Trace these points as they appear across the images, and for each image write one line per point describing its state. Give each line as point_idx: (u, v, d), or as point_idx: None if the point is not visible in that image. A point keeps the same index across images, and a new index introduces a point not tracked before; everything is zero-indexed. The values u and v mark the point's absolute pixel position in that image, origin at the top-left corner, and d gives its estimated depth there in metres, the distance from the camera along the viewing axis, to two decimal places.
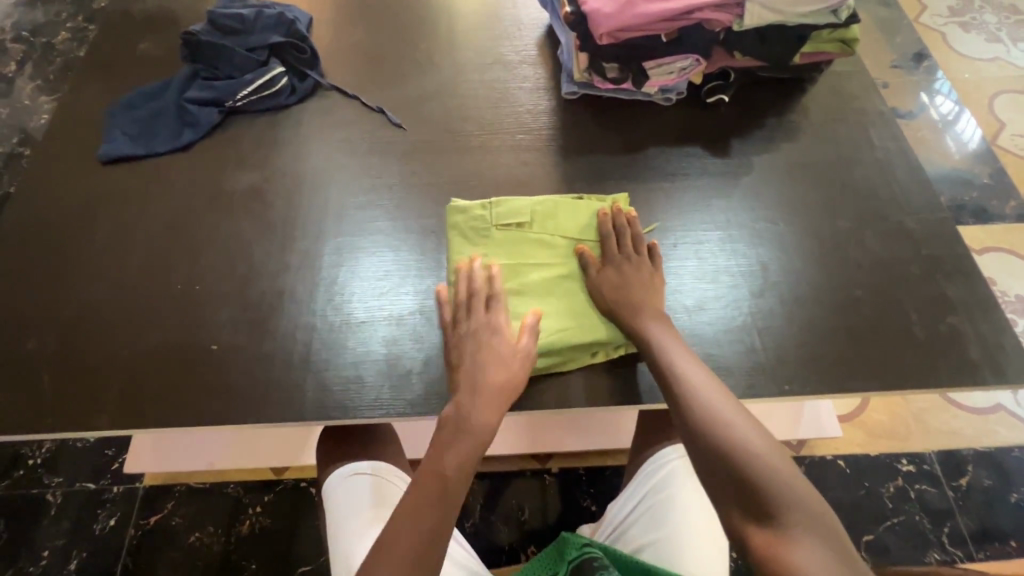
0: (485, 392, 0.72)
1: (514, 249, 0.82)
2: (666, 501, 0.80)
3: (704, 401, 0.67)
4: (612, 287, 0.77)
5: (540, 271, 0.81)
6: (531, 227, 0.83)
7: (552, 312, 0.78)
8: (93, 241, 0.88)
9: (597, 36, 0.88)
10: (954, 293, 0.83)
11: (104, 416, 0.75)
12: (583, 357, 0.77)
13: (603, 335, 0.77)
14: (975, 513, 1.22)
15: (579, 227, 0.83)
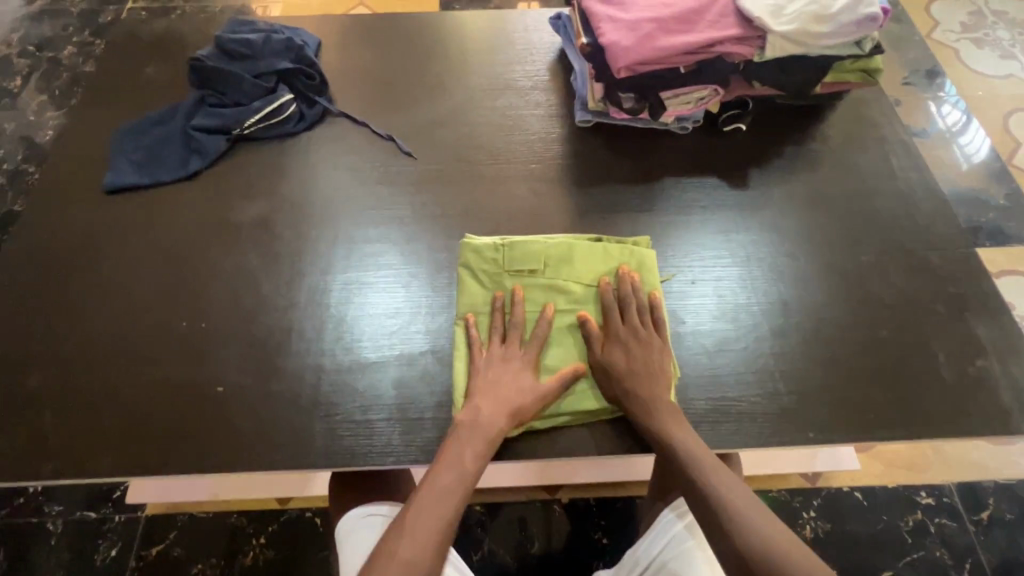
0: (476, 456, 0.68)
1: (526, 290, 0.79)
2: (669, 565, 0.78)
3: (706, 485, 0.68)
4: (611, 366, 0.74)
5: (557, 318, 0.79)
6: (544, 273, 0.80)
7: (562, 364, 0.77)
8: (97, 273, 0.86)
9: (616, 69, 0.87)
10: (983, 333, 0.81)
11: (106, 460, 0.73)
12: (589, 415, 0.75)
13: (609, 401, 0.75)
14: (997, 547, 1.19)
15: (596, 272, 0.81)
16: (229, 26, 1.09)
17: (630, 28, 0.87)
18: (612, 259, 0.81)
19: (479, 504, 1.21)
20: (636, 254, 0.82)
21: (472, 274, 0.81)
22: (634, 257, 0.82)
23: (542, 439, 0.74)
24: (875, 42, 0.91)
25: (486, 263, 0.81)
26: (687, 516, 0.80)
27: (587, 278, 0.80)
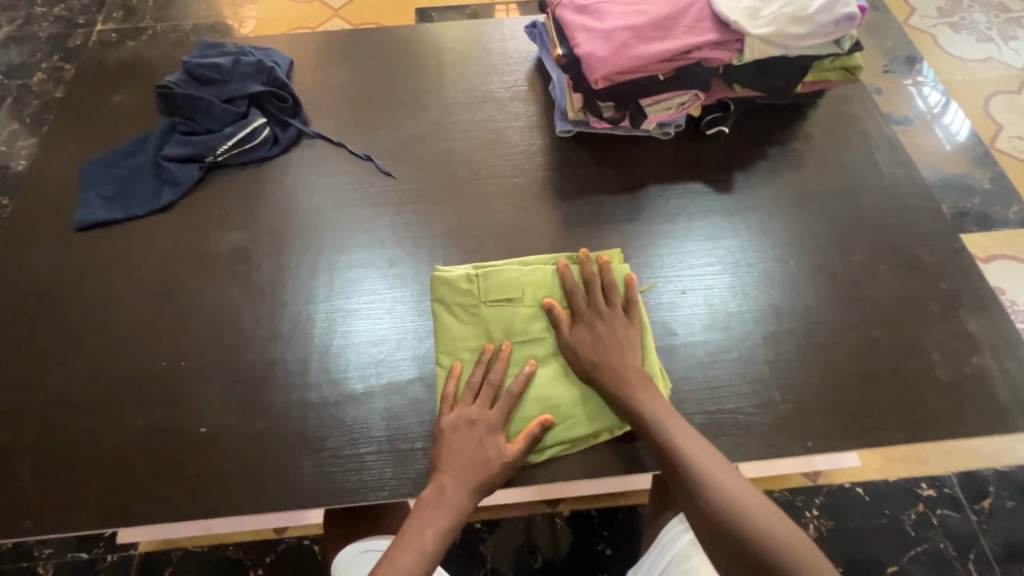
0: (454, 485, 0.68)
1: (507, 320, 0.78)
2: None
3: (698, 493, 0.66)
4: (578, 345, 0.75)
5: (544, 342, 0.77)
6: (523, 300, 0.79)
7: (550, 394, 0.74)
8: (72, 314, 0.84)
9: (593, 80, 0.85)
10: (977, 330, 0.80)
11: (88, 512, 0.70)
12: (585, 443, 0.74)
13: (601, 424, 0.73)
14: (1001, 536, 1.18)
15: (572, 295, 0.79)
16: (197, 50, 1.06)
17: (605, 37, 0.85)
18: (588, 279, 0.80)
19: (480, 522, 1.19)
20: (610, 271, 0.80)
21: (452, 303, 0.79)
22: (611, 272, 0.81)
23: (538, 462, 0.73)
24: (854, 40, 0.91)
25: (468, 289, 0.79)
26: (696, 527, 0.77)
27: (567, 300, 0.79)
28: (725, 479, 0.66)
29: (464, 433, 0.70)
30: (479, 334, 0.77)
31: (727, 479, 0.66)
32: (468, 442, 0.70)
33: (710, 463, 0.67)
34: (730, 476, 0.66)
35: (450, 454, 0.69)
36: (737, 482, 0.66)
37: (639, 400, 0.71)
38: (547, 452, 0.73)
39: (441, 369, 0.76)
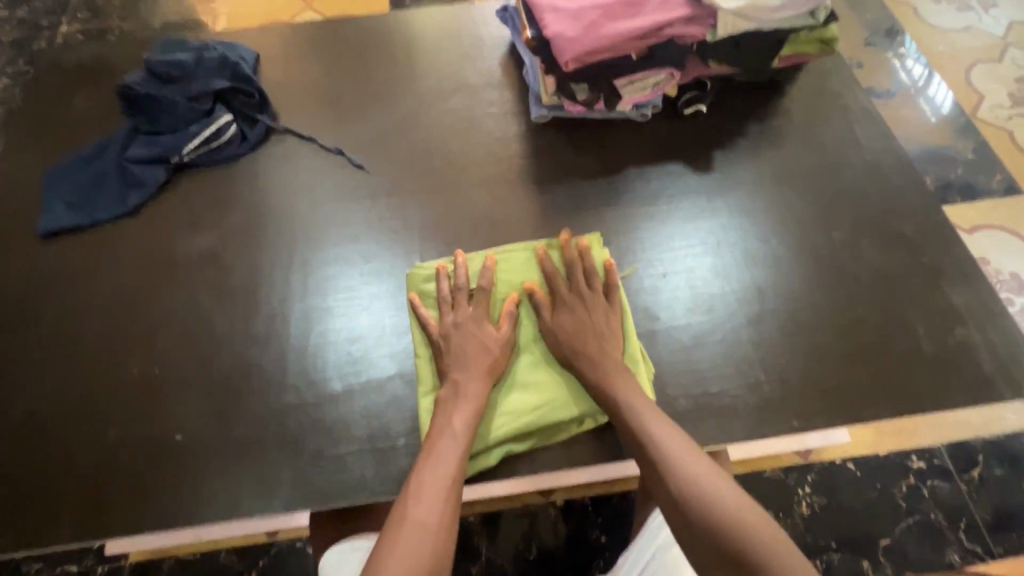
0: (454, 468, 0.64)
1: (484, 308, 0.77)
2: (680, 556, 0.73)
3: (675, 489, 0.63)
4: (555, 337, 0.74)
5: (524, 329, 0.76)
6: (500, 289, 0.78)
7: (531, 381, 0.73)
8: (39, 325, 0.81)
9: (563, 63, 0.83)
10: (961, 301, 0.79)
11: (63, 527, 0.68)
12: (567, 429, 0.73)
13: (581, 410, 0.72)
14: (991, 505, 1.19)
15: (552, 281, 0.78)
16: (158, 47, 1.03)
17: (575, 17, 0.83)
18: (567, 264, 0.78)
19: (474, 515, 1.18)
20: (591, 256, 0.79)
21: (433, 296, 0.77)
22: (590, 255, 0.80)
23: (522, 453, 0.72)
24: (829, 12, 0.89)
25: (445, 285, 0.76)
26: None
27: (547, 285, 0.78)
28: (708, 476, 0.63)
29: (460, 417, 0.67)
30: None
31: (710, 478, 0.63)
32: (463, 426, 0.67)
33: (691, 459, 0.64)
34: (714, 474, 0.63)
35: (444, 436, 0.66)
36: (719, 480, 0.63)
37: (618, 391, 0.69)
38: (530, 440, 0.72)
39: (421, 364, 0.74)
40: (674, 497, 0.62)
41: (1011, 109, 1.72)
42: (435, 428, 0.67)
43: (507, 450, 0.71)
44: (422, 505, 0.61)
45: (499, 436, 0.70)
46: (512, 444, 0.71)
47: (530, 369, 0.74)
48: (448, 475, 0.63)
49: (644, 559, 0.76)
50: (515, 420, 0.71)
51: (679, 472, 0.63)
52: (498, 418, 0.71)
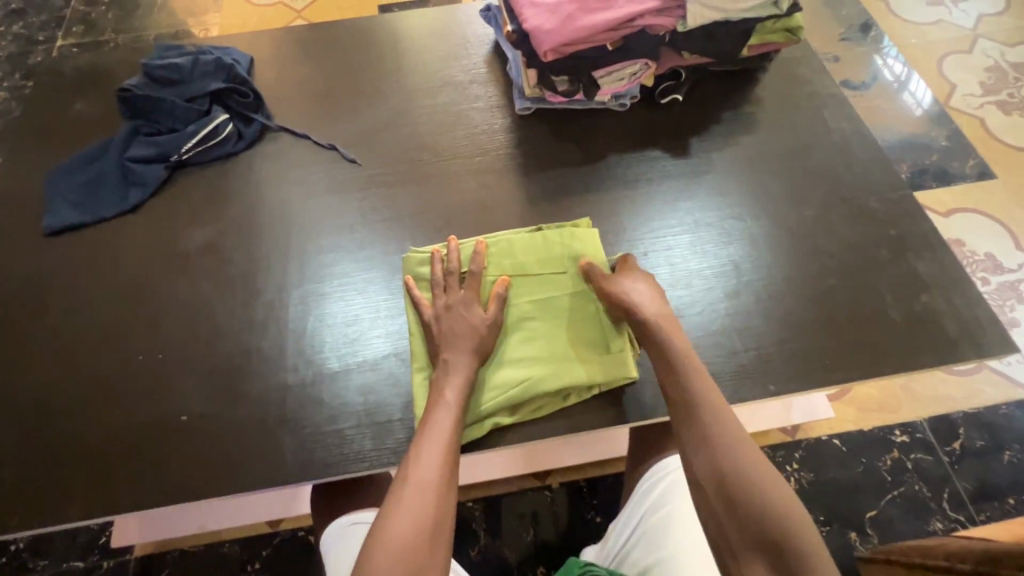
0: (450, 435, 0.67)
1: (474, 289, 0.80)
2: (665, 517, 0.76)
3: (706, 456, 0.64)
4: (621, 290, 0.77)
5: (512, 309, 0.80)
6: (489, 270, 0.81)
7: (521, 358, 0.77)
8: (46, 318, 0.85)
9: (542, 53, 0.88)
10: (925, 270, 0.84)
11: (75, 505, 0.71)
12: (553, 403, 0.77)
13: (568, 382, 0.75)
14: (971, 475, 1.23)
15: (540, 263, 0.82)
16: (156, 53, 1.07)
17: (552, 11, 0.88)
18: (555, 246, 0.83)
19: (472, 501, 1.21)
20: (577, 239, 0.83)
21: (426, 278, 0.81)
22: (575, 239, 0.84)
23: (511, 426, 0.75)
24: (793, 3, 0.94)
25: (439, 267, 0.80)
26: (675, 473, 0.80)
27: (535, 267, 0.82)
28: (759, 460, 0.63)
29: (451, 388, 0.71)
30: None
31: (763, 464, 0.63)
32: (455, 395, 0.70)
33: (747, 442, 0.64)
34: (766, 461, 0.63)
35: (439, 405, 0.69)
36: (758, 458, 0.63)
37: (686, 362, 0.71)
38: (519, 412, 0.76)
39: (414, 342, 0.78)
40: (704, 457, 0.64)
41: (982, 98, 1.78)
42: (429, 400, 0.71)
43: (494, 422, 0.74)
44: (422, 467, 0.64)
45: (487, 408, 0.74)
46: (498, 417, 0.74)
47: (519, 347, 0.78)
48: (447, 442, 0.67)
49: (632, 524, 0.79)
50: (502, 393, 0.74)
51: (718, 442, 0.64)
52: (487, 392, 0.74)
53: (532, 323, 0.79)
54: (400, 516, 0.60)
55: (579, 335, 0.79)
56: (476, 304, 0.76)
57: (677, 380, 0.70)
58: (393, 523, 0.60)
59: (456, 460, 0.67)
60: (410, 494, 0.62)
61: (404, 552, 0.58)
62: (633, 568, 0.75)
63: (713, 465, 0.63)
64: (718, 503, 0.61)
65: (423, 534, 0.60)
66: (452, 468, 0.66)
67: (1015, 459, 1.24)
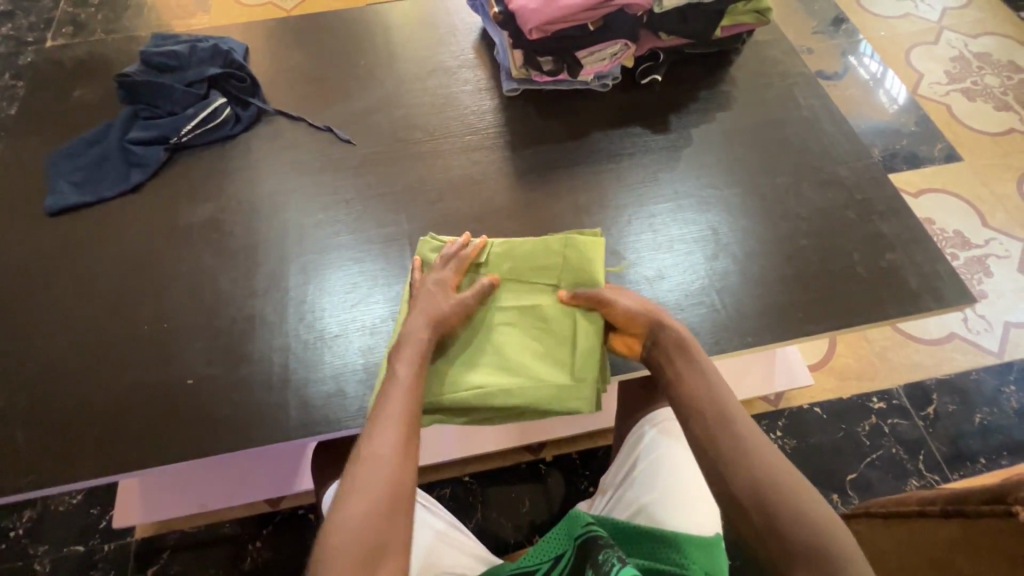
0: (406, 408, 0.67)
1: (474, 284, 0.82)
2: (654, 464, 0.81)
3: (731, 460, 0.62)
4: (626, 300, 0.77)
5: (497, 311, 0.82)
6: (489, 267, 0.83)
7: (491, 367, 0.79)
8: (50, 292, 0.87)
9: (527, 31, 0.92)
10: (889, 231, 0.89)
11: (85, 465, 0.74)
12: (508, 416, 0.80)
13: (528, 399, 0.77)
14: (945, 437, 1.29)
15: (531, 271, 0.83)
16: (154, 42, 1.10)
17: None
18: (551, 251, 0.82)
19: (468, 476, 1.24)
20: (574, 248, 0.81)
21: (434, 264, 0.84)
22: (577, 249, 0.81)
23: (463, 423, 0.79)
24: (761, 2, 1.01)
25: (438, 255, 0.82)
26: (663, 425, 0.85)
27: (528, 274, 0.83)
28: (789, 468, 0.61)
29: (401, 364, 0.70)
30: None
31: (793, 469, 0.61)
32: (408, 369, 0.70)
33: (774, 451, 0.63)
34: (796, 469, 0.61)
35: (393, 381, 0.69)
36: (787, 465, 0.61)
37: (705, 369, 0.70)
38: (473, 416, 0.79)
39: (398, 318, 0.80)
40: (728, 461, 0.62)
41: (949, 86, 1.86)
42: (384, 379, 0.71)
43: (443, 419, 0.78)
44: (379, 442, 0.64)
45: (444, 404, 0.77)
46: (448, 416, 0.78)
47: (489, 354, 0.80)
48: (403, 412, 0.67)
49: (621, 476, 0.83)
50: (460, 394, 0.77)
51: (740, 443, 0.63)
52: (449, 388, 0.77)
53: (511, 333, 0.81)
54: (360, 492, 0.60)
55: (551, 354, 0.80)
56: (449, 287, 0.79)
57: (695, 386, 0.69)
58: (352, 499, 0.60)
59: (416, 432, 0.67)
60: (368, 468, 0.62)
61: (364, 526, 0.58)
62: (623, 512, 0.79)
63: (746, 474, 0.61)
64: (757, 517, 0.59)
65: (386, 508, 0.60)
66: (411, 439, 0.66)
67: (985, 421, 1.31)
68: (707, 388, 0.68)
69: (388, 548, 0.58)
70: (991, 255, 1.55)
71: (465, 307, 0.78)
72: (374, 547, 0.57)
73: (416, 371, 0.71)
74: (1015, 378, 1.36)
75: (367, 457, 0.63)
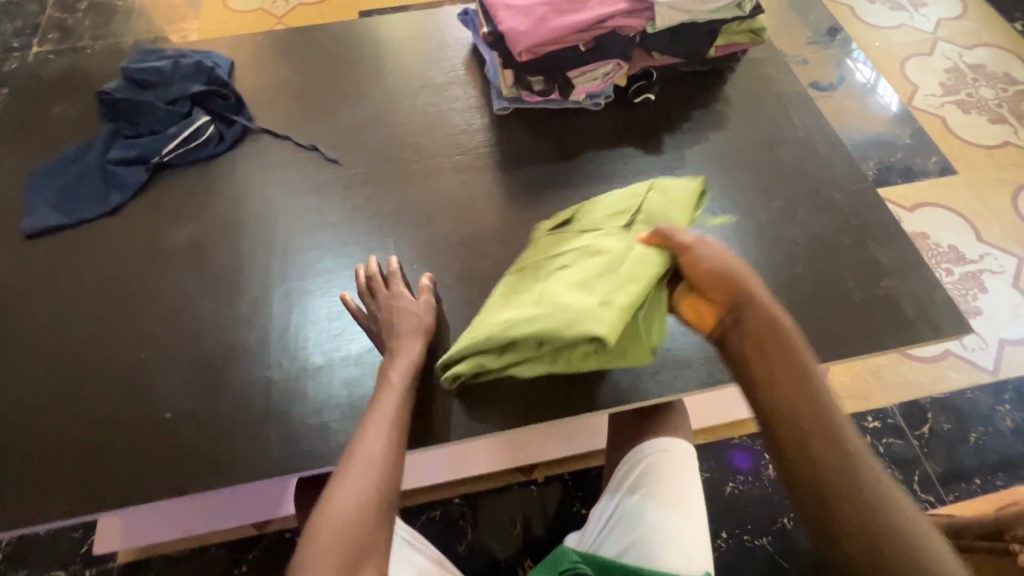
0: (399, 415, 0.68)
1: (558, 239, 0.84)
2: (647, 497, 0.79)
3: (839, 491, 0.51)
4: (711, 256, 0.67)
5: (561, 252, 0.80)
6: (579, 220, 0.85)
7: (527, 301, 0.75)
8: (25, 319, 0.84)
9: (516, 54, 0.90)
10: (885, 257, 0.88)
11: (57, 503, 0.71)
12: (528, 350, 0.72)
13: (547, 326, 0.69)
14: (940, 457, 1.28)
15: (612, 215, 0.82)
16: (136, 57, 1.07)
17: (526, 13, 0.90)
18: (635, 197, 0.82)
19: (459, 497, 1.22)
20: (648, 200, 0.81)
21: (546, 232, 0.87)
22: (661, 193, 0.82)
23: (493, 370, 0.73)
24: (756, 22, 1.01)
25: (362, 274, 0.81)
26: (655, 454, 0.83)
27: (605, 220, 0.82)
28: (915, 518, 0.49)
29: (394, 370, 0.71)
30: (533, 253, 0.84)
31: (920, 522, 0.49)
32: (400, 378, 0.71)
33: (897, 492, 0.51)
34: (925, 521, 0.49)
35: (387, 387, 0.70)
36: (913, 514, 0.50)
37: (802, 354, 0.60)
38: (503, 366, 0.73)
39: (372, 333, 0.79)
40: (836, 493, 0.51)
41: (943, 98, 1.86)
42: (377, 384, 0.72)
43: (471, 365, 0.73)
44: (368, 447, 0.65)
45: (457, 352, 0.73)
46: (479, 360, 0.73)
47: (533, 292, 0.76)
48: (395, 419, 0.68)
49: (612, 506, 0.81)
50: (483, 332, 0.74)
51: (853, 473, 0.51)
52: (472, 333, 0.75)
53: (565, 270, 0.77)
54: (346, 494, 0.61)
55: (592, 281, 0.72)
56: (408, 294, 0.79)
57: (787, 368, 0.59)
58: (338, 501, 0.60)
59: (405, 439, 0.68)
60: (356, 471, 0.63)
61: (347, 530, 0.59)
62: (614, 547, 0.77)
63: (845, 476, 0.51)
64: (852, 524, 0.49)
65: (371, 511, 0.60)
66: (401, 445, 0.67)
67: (980, 441, 1.30)
68: (802, 374, 0.58)
69: (370, 553, 0.59)
70: (986, 271, 1.54)
71: (432, 307, 0.79)
72: (355, 551, 0.58)
73: (411, 377, 0.72)
74: (1010, 397, 1.35)
75: (356, 460, 0.64)
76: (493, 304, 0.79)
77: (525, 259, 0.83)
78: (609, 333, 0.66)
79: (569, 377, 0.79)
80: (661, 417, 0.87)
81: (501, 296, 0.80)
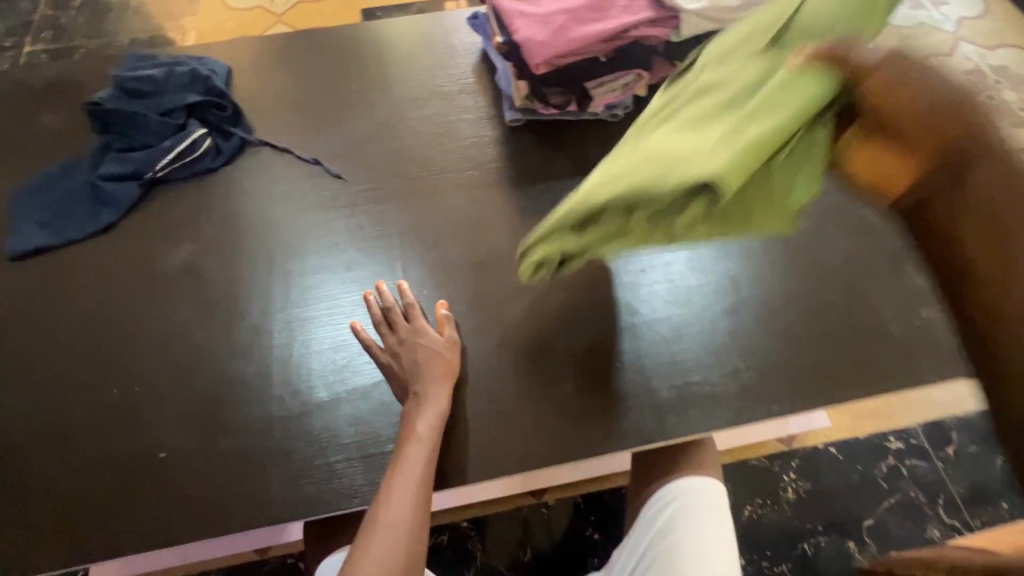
0: (424, 474, 0.67)
1: (694, 82, 0.65)
2: (676, 542, 0.74)
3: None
4: (938, 83, 0.40)
5: (677, 103, 0.65)
6: (715, 60, 0.65)
7: (627, 164, 0.61)
8: (11, 349, 0.79)
9: (534, 66, 0.84)
10: (925, 282, 0.83)
11: (45, 552, 0.67)
12: (612, 222, 0.64)
13: (638, 187, 0.57)
14: (966, 479, 1.23)
15: (754, 47, 0.61)
16: (128, 63, 1.02)
17: (544, 21, 0.84)
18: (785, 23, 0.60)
19: (467, 520, 1.16)
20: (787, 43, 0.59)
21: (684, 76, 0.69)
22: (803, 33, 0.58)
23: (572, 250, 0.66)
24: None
25: (376, 308, 0.79)
26: (682, 497, 0.79)
27: (738, 61, 0.62)
28: None
29: (422, 422, 0.69)
30: (659, 108, 0.68)
31: None
32: (428, 430, 0.69)
33: None
34: None
35: (412, 442, 0.68)
36: None
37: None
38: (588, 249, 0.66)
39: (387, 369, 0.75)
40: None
41: None
42: (401, 434, 0.70)
43: (556, 246, 0.67)
44: (392, 509, 0.64)
45: (539, 251, 0.68)
46: (561, 243, 0.66)
47: (638, 151, 0.62)
48: (420, 478, 0.66)
49: (639, 552, 0.77)
50: (565, 207, 0.65)
51: None
52: (561, 207, 0.66)
53: (675, 125, 0.61)
54: (369, 562, 0.61)
55: (688, 138, 0.58)
56: (430, 330, 0.77)
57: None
58: (362, 568, 0.60)
59: (429, 496, 0.67)
60: (380, 536, 0.63)
61: None
62: None
63: None
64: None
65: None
66: (425, 504, 0.66)
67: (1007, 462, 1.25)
68: None
69: None
70: None
71: (453, 340, 0.77)
72: None
73: (436, 430, 0.70)
74: None
75: (380, 524, 0.63)
76: (605, 170, 0.65)
77: (639, 126, 0.69)
78: (722, 180, 0.51)
79: (589, 415, 0.75)
80: (686, 454, 0.83)
81: (612, 160, 0.66)
